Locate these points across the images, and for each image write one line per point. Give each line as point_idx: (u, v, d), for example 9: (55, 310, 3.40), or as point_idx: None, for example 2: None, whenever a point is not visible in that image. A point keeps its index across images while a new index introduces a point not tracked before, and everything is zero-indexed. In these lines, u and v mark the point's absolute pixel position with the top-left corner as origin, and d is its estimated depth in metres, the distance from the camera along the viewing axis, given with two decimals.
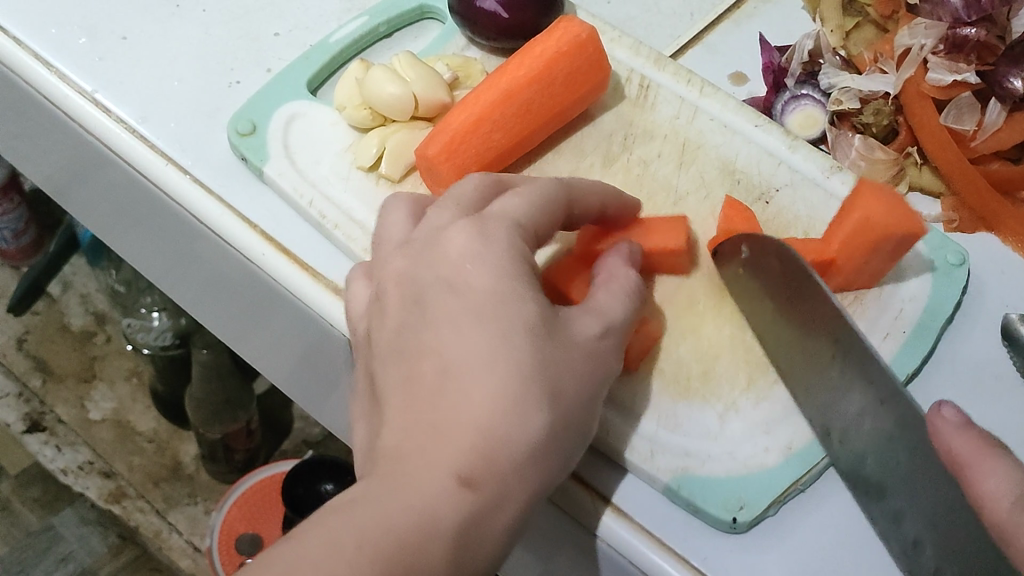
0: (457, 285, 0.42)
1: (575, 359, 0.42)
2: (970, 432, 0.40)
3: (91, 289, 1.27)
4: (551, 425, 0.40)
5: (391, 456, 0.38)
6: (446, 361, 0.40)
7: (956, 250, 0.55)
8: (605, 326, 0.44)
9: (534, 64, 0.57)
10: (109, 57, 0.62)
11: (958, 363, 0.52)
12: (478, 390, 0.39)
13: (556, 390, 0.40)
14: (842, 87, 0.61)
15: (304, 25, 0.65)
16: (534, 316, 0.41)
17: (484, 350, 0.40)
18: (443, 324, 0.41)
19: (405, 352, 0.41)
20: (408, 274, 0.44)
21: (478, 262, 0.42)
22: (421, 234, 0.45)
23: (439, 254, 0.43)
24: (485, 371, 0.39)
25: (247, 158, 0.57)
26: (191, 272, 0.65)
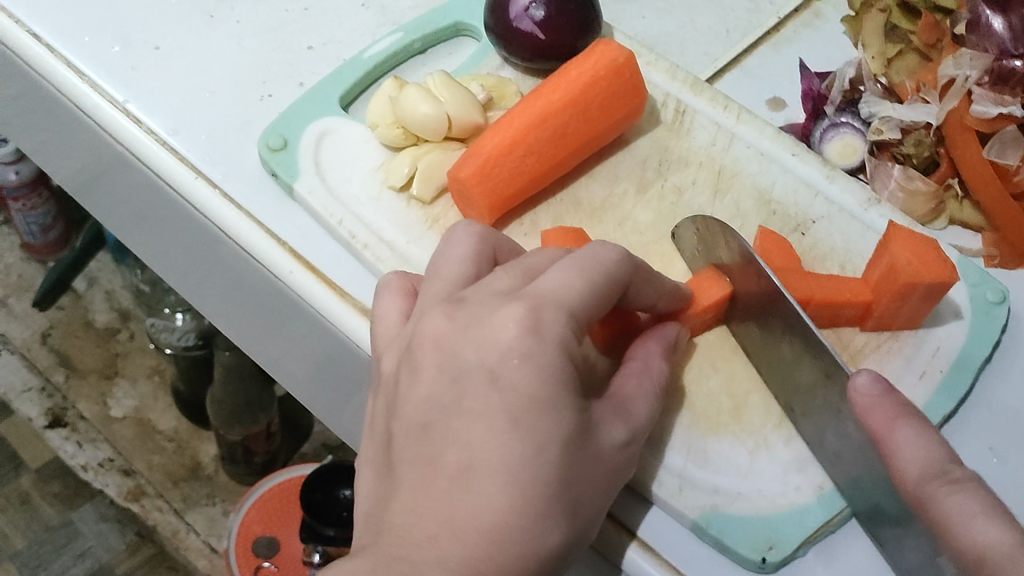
0: (493, 373, 0.39)
1: (597, 472, 0.40)
2: (887, 401, 0.41)
3: (116, 286, 1.27)
4: (564, 542, 0.38)
5: (398, 544, 0.36)
6: (468, 454, 0.37)
7: (996, 287, 0.54)
8: (631, 434, 0.42)
9: (569, 88, 0.56)
10: (141, 66, 0.62)
11: (994, 406, 0.51)
12: (498, 495, 0.37)
13: (561, 524, 0.38)
14: (882, 116, 0.60)
15: (337, 39, 0.64)
16: (573, 424, 0.39)
17: (517, 462, 0.37)
18: (476, 418, 0.38)
19: (431, 427, 0.39)
20: (448, 339, 0.40)
21: (528, 360, 0.38)
22: (473, 300, 0.42)
23: (484, 332, 0.40)
24: (504, 479, 0.37)
25: (278, 175, 0.56)
26: (213, 282, 0.64)
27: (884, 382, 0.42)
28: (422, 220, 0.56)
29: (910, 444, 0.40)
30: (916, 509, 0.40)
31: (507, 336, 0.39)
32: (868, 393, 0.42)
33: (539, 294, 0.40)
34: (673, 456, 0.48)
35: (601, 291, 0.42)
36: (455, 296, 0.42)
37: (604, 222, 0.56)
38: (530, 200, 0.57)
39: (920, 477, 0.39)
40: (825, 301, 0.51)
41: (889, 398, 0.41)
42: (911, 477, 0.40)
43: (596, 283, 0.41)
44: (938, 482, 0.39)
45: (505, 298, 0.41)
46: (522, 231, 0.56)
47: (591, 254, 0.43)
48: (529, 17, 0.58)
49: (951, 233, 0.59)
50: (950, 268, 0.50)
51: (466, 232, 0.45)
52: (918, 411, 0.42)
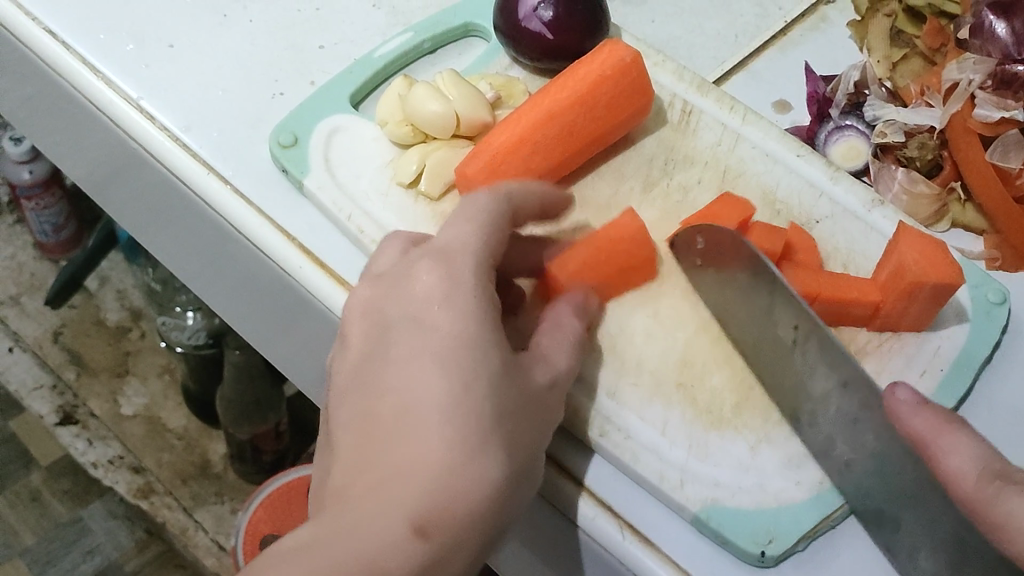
0: (417, 321, 0.43)
1: (531, 411, 0.43)
2: (927, 408, 0.42)
3: (127, 285, 1.29)
4: (507, 473, 0.40)
5: (342, 496, 0.39)
6: (402, 400, 0.41)
7: (997, 289, 0.55)
8: (554, 378, 0.45)
9: (576, 87, 0.57)
10: (155, 64, 0.63)
11: (994, 405, 0.52)
12: (438, 427, 0.39)
13: (503, 454, 0.40)
14: (886, 119, 0.60)
15: (349, 39, 0.65)
16: (500, 362, 0.42)
17: (449, 390, 0.40)
18: (403, 365, 0.42)
19: (361, 388, 0.42)
20: (376, 310, 0.45)
21: (444, 302, 0.43)
22: (391, 273, 0.46)
23: (406, 295, 0.44)
24: (441, 414, 0.40)
25: (288, 170, 0.57)
26: (224, 277, 0.65)
27: (920, 393, 0.43)
28: (430, 217, 0.57)
29: (959, 451, 0.40)
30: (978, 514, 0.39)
31: (423, 286, 0.44)
32: (902, 405, 0.42)
33: (452, 247, 0.45)
34: (675, 451, 0.49)
35: (500, 244, 0.46)
36: (374, 279, 0.47)
37: (610, 220, 0.57)
38: None
39: (981, 477, 0.39)
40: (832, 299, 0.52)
41: (926, 409, 0.42)
42: (965, 484, 0.40)
43: (494, 230, 0.46)
44: (996, 482, 0.39)
45: (418, 264, 0.45)
46: None
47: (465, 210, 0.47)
48: (538, 17, 0.59)
49: (953, 235, 0.60)
50: (954, 269, 0.50)
51: (380, 238, 0.50)
52: (956, 417, 0.42)
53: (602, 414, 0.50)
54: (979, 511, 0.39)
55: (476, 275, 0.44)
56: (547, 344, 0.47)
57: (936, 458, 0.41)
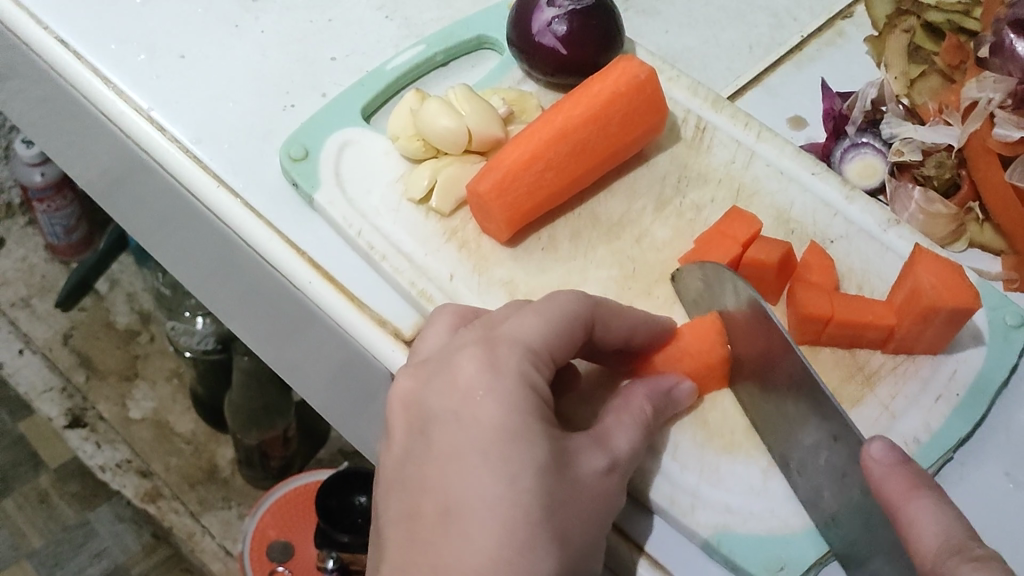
0: (459, 416, 0.41)
1: (584, 497, 0.40)
2: (902, 467, 0.40)
3: (137, 288, 1.28)
4: (557, 569, 0.38)
5: None
6: (448, 498, 0.39)
7: (1016, 311, 0.54)
8: (612, 461, 0.42)
9: (590, 104, 0.56)
10: (166, 74, 0.62)
11: (1011, 431, 0.51)
12: (481, 533, 0.38)
13: (557, 545, 0.39)
14: (904, 137, 0.59)
15: (361, 51, 0.65)
16: (547, 451, 0.39)
17: (492, 495, 0.38)
18: (447, 460, 0.40)
19: (411, 482, 0.41)
20: (418, 398, 0.43)
21: (489, 394, 0.40)
22: (436, 356, 0.44)
23: (450, 382, 0.42)
24: (485, 514, 0.38)
25: (298, 184, 0.56)
26: (233, 290, 0.64)
27: (898, 449, 0.41)
28: (440, 233, 0.56)
29: (926, 514, 0.38)
30: None
31: (469, 379, 0.41)
32: (876, 468, 0.40)
33: (506, 335, 0.42)
34: (686, 475, 0.48)
35: (565, 329, 0.43)
36: (420, 362, 0.44)
37: (622, 238, 0.56)
38: (547, 215, 0.57)
39: (939, 553, 0.37)
40: (848, 322, 0.51)
41: (902, 470, 0.39)
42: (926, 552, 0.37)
43: (551, 315, 0.43)
44: (953, 557, 0.36)
45: (466, 348, 0.43)
46: (540, 246, 0.56)
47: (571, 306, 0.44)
48: (552, 32, 0.59)
49: (970, 255, 0.59)
50: (972, 294, 0.49)
51: (437, 314, 0.47)
52: (935, 484, 0.40)
53: None
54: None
55: (524, 369, 0.41)
56: (605, 424, 0.44)
57: (908, 525, 0.38)
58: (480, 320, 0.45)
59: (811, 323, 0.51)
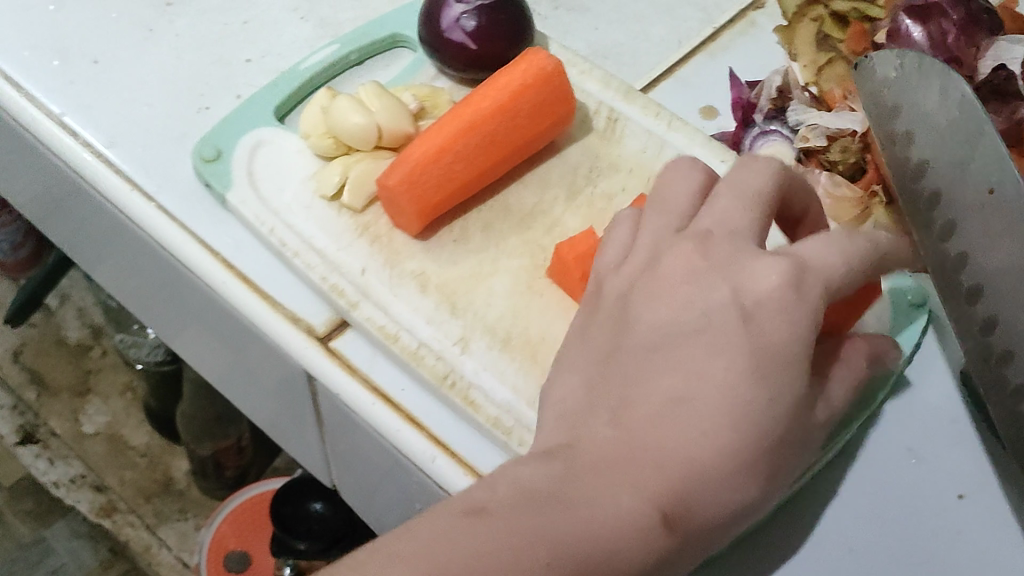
0: (706, 322, 0.41)
1: (795, 431, 0.40)
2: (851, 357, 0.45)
3: (89, 303, 1.27)
4: (755, 499, 0.39)
5: (586, 459, 0.37)
6: (677, 392, 0.39)
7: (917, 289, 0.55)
8: (832, 416, 0.43)
9: (498, 97, 0.57)
10: (79, 80, 0.62)
11: (914, 406, 0.52)
12: (720, 432, 0.38)
13: (784, 463, 0.40)
14: (809, 124, 0.60)
15: (276, 52, 0.65)
16: (808, 378, 0.40)
17: (721, 382, 0.39)
18: (709, 349, 0.40)
19: (620, 369, 0.41)
20: (694, 272, 0.43)
21: (782, 275, 0.40)
22: (716, 235, 0.44)
23: (740, 277, 0.41)
24: (720, 420, 0.38)
25: (211, 185, 0.57)
26: (158, 293, 0.64)
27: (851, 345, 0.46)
28: (353, 228, 0.56)
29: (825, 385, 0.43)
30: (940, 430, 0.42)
31: (676, 270, 0.43)
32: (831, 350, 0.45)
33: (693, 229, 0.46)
34: None
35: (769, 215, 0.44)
36: (692, 228, 0.45)
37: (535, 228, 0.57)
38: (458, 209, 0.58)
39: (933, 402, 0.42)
40: None
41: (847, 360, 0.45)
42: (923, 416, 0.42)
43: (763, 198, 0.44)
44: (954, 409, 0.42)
45: (743, 242, 0.43)
46: (452, 237, 0.56)
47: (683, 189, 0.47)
48: (460, 27, 0.59)
49: None
50: None
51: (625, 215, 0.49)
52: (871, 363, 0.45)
53: None
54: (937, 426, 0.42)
55: (844, 264, 0.41)
56: (746, 264, 0.42)
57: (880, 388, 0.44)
58: (724, 188, 0.46)
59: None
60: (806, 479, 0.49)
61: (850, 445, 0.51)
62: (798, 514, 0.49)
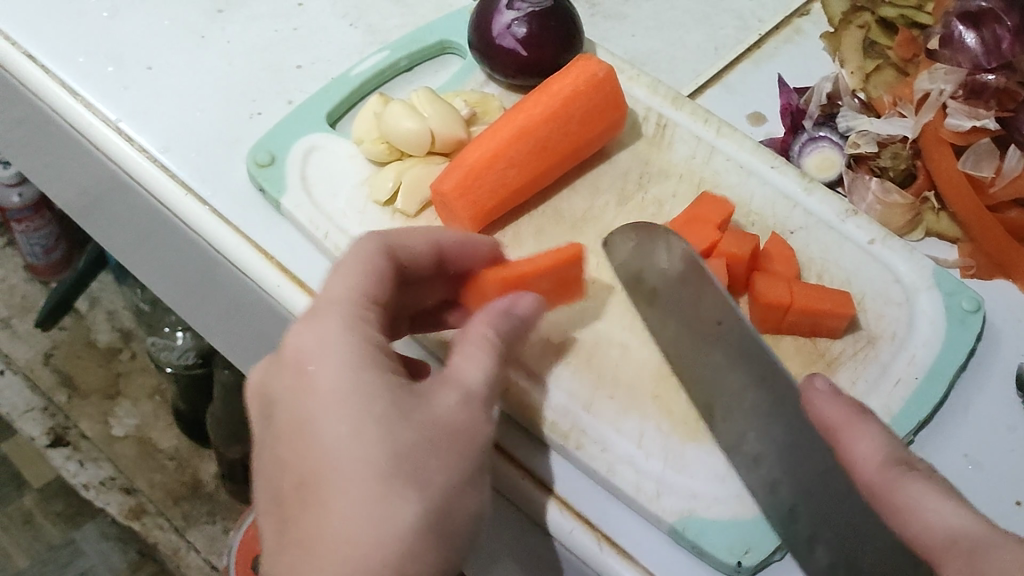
0: (301, 368, 0.39)
1: (440, 436, 0.38)
2: (841, 399, 0.41)
3: (118, 306, 1.28)
4: (421, 516, 0.36)
5: (294, 538, 0.36)
6: (309, 456, 0.37)
7: (971, 296, 0.55)
8: (465, 396, 0.39)
9: (549, 102, 0.57)
10: (134, 86, 0.63)
11: (968, 414, 0.52)
12: (342, 486, 0.36)
13: (426, 467, 0.37)
14: (860, 130, 0.61)
15: (326, 58, 0.65)
16: (392, 392, 0.38)
17: (335, 439, 0.37)
18: (316, 414, 0.37)
19: (264, 467, 0.39)
20: (270, 370, 0.40)
21: (311, 328, 0.40)
22: (316, 307, 0.41)
23: (280, 356, 0.40)
24: (359, 459, 0.36)
25: (266, 189, 0.57)
26: (207, 297, 0.65)
27: (836, 386, 0.43)
28: None
29: (866, 435, 0.39)
30: (873, 499, 0.39)
31: (303, 332, 0.40)
32: (817, 393, 0.42)
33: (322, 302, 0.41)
34: (651, 462, 0.49)
35: (365, 283, 0.42)
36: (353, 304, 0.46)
37: (587, 234, 0.57)
38: (510, 214, 0.58)
39: (882, 466, 0.38)
40: (807, 308, 0.52)
41: (839, 398, 0.41)
42: (871, 472, 0.39)
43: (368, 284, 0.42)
44: (898, 468, 0.38)
45: (312, 313, 0.41)
46: (504, 242, 0.57)
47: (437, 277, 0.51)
48: (512, 34, 0.60)
49: (927, 244, 0.60)
50: (849, 307, 0.52)
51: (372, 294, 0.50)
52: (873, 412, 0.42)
53: (581, 428, 0.50)
54: (877, 495, 0.38)
55: (349, 320, 0.40)
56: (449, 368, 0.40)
57: (846, 448, 0.40)
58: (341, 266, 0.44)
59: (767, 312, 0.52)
60: None
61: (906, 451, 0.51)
62: None
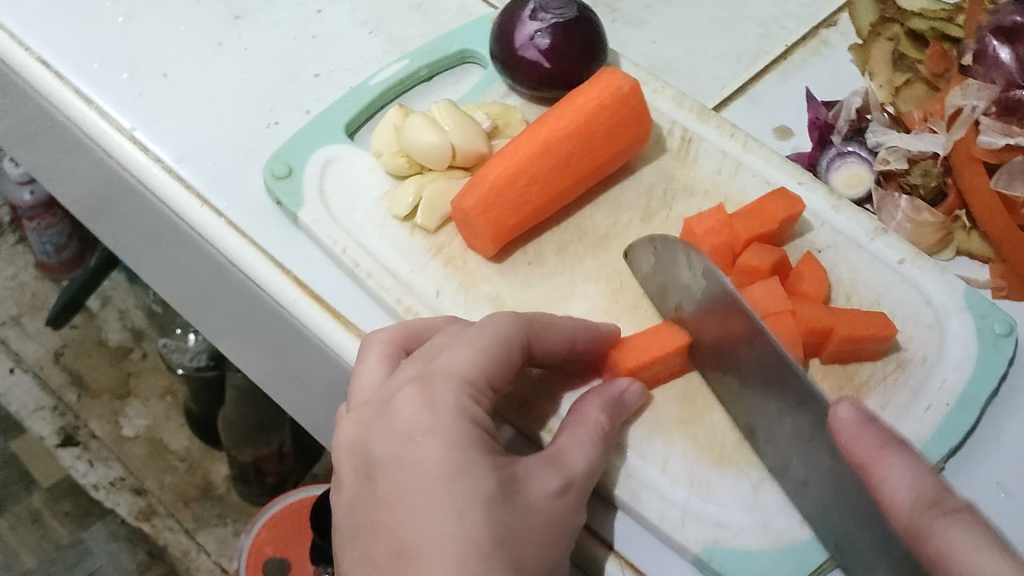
0: (402, 461, 0.40)
1: (534, 525, 0.40)
2: (871, 426, 0.40)
3: (129, 306, 1.27)
4: None
5: None
6: (402, 538, 0.38)
7: (1003, 319, 0.54)
8: (566, 481, 0.42)
9: (573, 117, 0.56)
10: (149, 93, 0.62)
11: (1000, 441, 0.51)
12: (438, 526, 0.38)
13: (525, 553, 0.39)
14: (889, 146, 0.59)
15: (344, 67, 0.64)
16: (494, 482, 0.39)
17: (441, 532, 0.38)
18: (410, 502, 0.39)
19: (362, 528, 0.41)
20: (364, 442, 0.42)
21: (419, 400, 0.41)
22: (439, 378, 0.42)
23: (390, 423, 0.41)
24: (459, 542, 0.37)
25: (283, 203, 0.56)
26: (220, 307, 0.64)
27: (863, 409, 0.41)
28: (426, 249, 0.56)
29: (898, 468, 0.38)
30: (912, 541, 0.37)
31: (405, 413, 0.41)
32: (846, 426, 0.40)
33: (436, 376, 0.42)
34: (675, 489, 0.48)
35: (499, 361, 0.43)
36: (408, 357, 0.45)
37: (610, 250, 0.56)
38: (532, 230, 0.57)
39: (916, 507, 0.37)
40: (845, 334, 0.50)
41: (870, 429, 0.40)
42: (903, 513, 0.37)
43: (485, 348, 0.43)
44: (933, 511, 0.36)
45: (407, 380, 0.43)
46: (526, 260, 0.56)
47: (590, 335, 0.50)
48: (535, 45, 0.58)
49: (957, 264, 0.58)
50: (889, 328, 0.51)
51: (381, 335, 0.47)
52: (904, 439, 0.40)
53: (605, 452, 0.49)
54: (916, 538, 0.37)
55: (459, 402, 0.41)
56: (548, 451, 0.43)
57: (878, 485, 0.38)
58: (422, 352, 0.44)
59: (810, 337, 0.51)
60: None
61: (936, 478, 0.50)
62: None
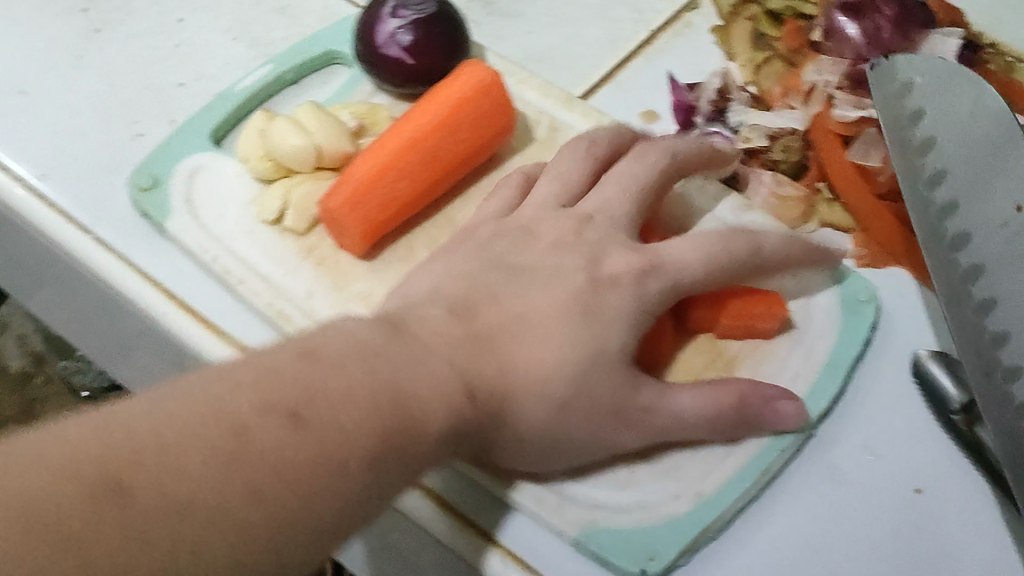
0: (520, 331, 0.46)
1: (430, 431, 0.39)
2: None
3: (29, 331, 1.22)
4: (349, 491, 0.36)
5: (253, 383, 0.35)
6: (402, 373, 0.39)
7: (865, 286, 0.55)
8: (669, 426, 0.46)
9: (438, 111, 0.56)
10: (9, 112, 0.61)
11: (868, 402, 0.52)
12: (426, 369, 0.40)
13: (409, 445, 0.38)
14: (750, 124, 0.60)
15: (209, 74, 0.64)
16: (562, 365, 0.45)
17: (429, 377, 0.40)
18: (432, 351, 0.42)
19: (411, 341, 0.41)
20: (492, 285, 0.48)
21: (556, 285, 0.48)
22: (655, 274, 0.49)
23: (518, 297, 0.47)
24: (434, 402, 0.40)
25: (150, 214, 0.56)
26: (99, 326, 0.63)
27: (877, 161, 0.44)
28: (298, 251, 0.55)
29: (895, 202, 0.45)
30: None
31: (535, 301, 0.47)
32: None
33: (536, 313, 0.46)
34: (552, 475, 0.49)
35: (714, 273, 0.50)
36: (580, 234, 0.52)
37: None
38: (404, 227, 0.57)
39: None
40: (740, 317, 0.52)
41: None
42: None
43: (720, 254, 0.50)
44: None
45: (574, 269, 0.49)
46: (398, 257, 0.56)
47: (722, 236, 0.51)
48: (396, 42, 0.58)
49: (822, 236, 0.59)
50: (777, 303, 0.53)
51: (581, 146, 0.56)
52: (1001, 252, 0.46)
53: None
54: None
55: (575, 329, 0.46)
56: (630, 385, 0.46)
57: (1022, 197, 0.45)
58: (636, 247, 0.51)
59: (705, 315, 0.52)
60: (764, 482, 0.49)
61: (807, 445, 0.51)
62: (758, 518, 0.48)
